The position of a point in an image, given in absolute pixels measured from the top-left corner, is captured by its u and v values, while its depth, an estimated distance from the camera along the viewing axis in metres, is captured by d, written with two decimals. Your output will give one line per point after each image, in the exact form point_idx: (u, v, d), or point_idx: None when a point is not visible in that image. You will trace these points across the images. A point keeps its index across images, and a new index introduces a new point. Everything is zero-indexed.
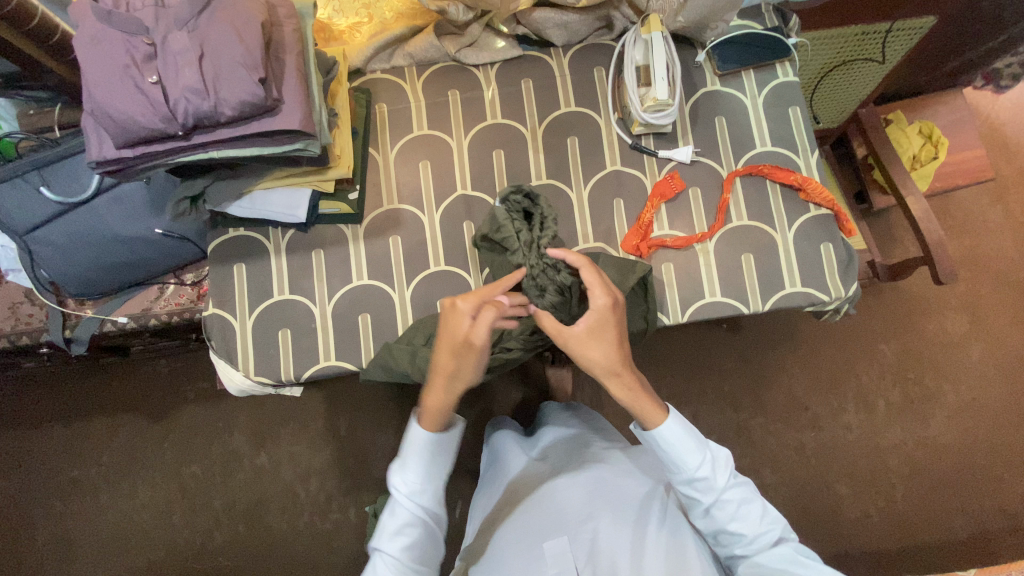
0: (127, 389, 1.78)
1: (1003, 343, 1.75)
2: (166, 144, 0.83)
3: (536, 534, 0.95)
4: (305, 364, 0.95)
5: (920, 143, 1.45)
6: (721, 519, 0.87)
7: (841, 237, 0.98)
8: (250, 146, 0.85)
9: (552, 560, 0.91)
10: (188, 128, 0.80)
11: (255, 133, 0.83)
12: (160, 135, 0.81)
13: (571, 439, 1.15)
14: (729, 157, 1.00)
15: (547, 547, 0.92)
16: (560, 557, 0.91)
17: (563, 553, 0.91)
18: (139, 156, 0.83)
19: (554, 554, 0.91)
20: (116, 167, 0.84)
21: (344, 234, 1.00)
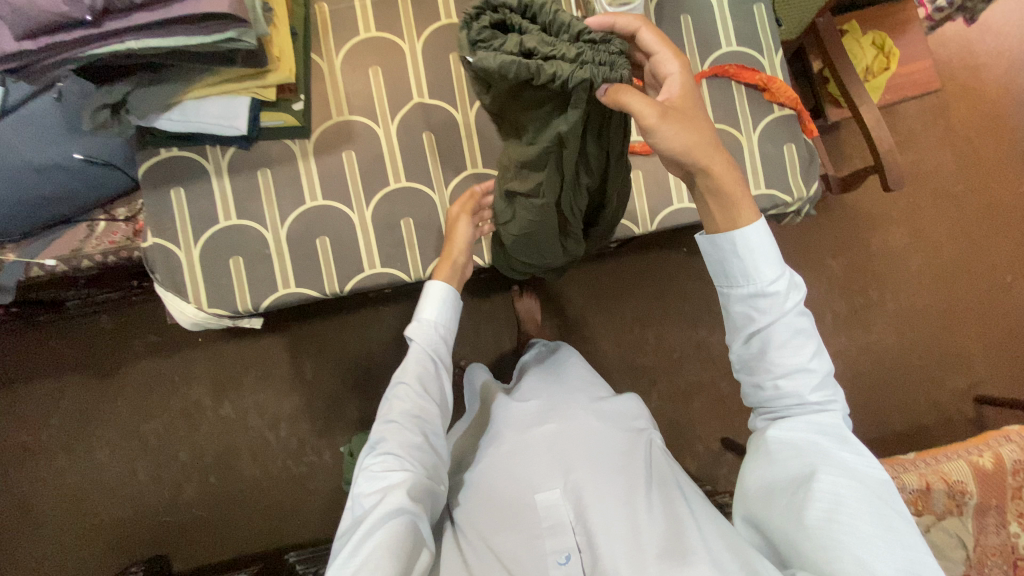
0: (68, 348, 1.66)
1: (938, 252, 1.88)
2: (70, 35, 0.71)
3: (524, 487, 1.00)
4: (263, 292, 0.89)
5: (874, 55, 1.47)
6: (756, 338, 0.74)
7: (803, 139, 0.97)
8: (173, 35, 0.74)
9: (550, 529, 0.95)
10: (98, 12, 0.70)
11: (176, 18, 0.72)
12: (64, 23, 0.70)
13: (548, 390, 1.17)
14: (695, 58, 0.96)
15: (539, 499, 0.97)
16: (552, 510, 0.96)
17: (559, 522, 0.95)
18: (42, 50, 0.72)
19: (545, 505, 0.97)
20: (16, 63, 0.73)
21: (292, 151, 0.91)
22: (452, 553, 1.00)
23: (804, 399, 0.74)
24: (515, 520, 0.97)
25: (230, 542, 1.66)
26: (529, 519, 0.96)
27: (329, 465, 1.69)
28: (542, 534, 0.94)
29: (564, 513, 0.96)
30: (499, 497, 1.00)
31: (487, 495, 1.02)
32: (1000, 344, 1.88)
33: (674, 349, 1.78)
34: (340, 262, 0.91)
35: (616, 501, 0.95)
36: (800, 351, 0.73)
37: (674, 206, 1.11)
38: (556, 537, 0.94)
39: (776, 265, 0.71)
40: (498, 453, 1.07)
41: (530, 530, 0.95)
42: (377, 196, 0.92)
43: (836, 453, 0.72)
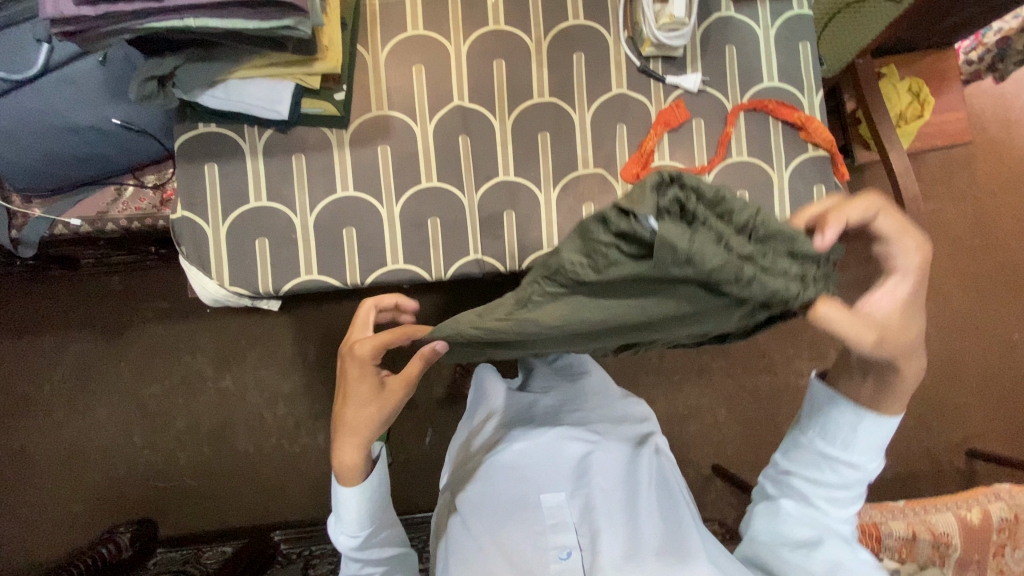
0: (80, 305, 1.68)
1: (948, 302, 1.88)
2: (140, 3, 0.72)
3: (531, 489, 1.01)
4: (285, 277, 0.89)
5: (908, 101, 1.47)
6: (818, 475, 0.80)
7: (834, 182, 0.97)
8: (231, 18, 0.74)
9: (549, 511, 0.98)
10: None
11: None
12: None
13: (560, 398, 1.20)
14: (735, 90, 0.96)
15: (544, 500, 0.99)
16: (555, 510, 0.98)
17: (560, 506, 0.98)
18: (102, 16, 0.72)
19: (550, 506, 0.98)
20: (73, 27, 0.74)
21: (328, 139, 0.91)
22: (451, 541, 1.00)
23: (839, 507, 0.80)
24: (519, 516, 0.97)
25: (217, 515, 1.67)
26: (533, 517, 0.97)
27: (322, 448, 1.70)
28: (546, 530, 0.95)
29: (568, 514, 0.97)
30: (505, 492, 1.01)
31: (491, 487, 1.02)
32: (999, 401, 1.88)
33: (675, 370, 1.79)
34: (364, 254, 0.91)
35: (622, 511, 0.97)
36: (854, 490, 0.79)
37: None
38: (554, 518, 0.97)
39: (874, 446, 0.76)
40: (507, 450, 1.07)
41: (534, 527, 0.96)
42: (408, 193, 0.93)
43: (838, 544, 0.78)
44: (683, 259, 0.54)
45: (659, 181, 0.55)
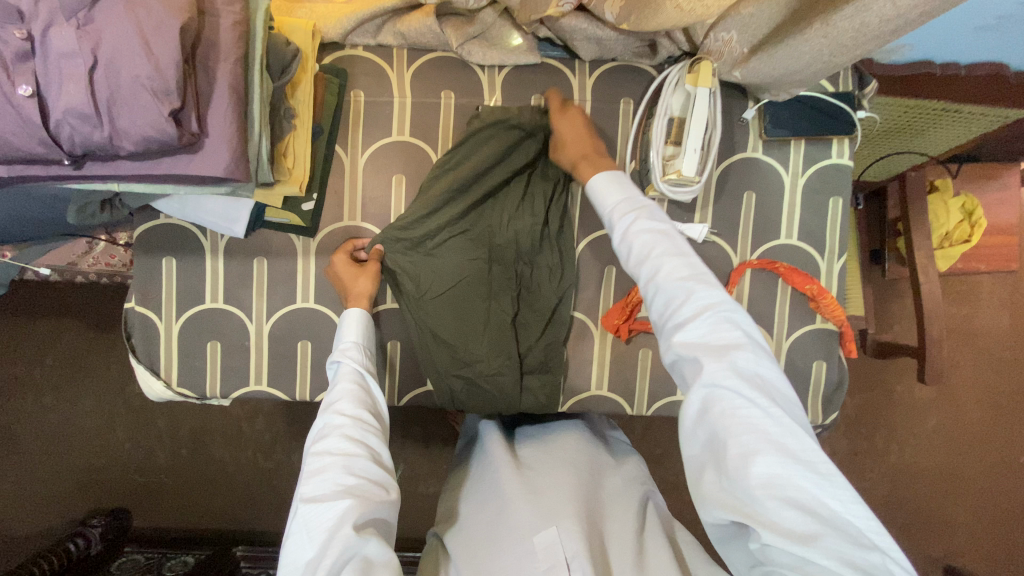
0: (75, 298, 1.69)
1: (962, 415, 1.77)
2: (45, 167, 0.69)
3: (520, 525, 0.80)
4: (234, 385, 0.85)
5: (958, 220, 1.32)
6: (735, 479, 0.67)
7: (838, 359, 0.87)
8: (165, 181, 0.74)
9: (542, 553, 0.76)
10: (77, 156, 0.67)
11: (169, 169, 0.71)
12: (40, 158, 0.67)
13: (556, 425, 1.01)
14: (745, 243, 0.86)
15: (536, 541, 0.77)
16: (550, 549, 0.75)
17: (554, 544, 0.76)
18: (13, 176, 0.69)
19: (544, 546, 0.76)
20: None
21: (294, 245, 0.86)
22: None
23: (781, 428, 0.65)
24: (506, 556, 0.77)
25: (188, 515, 1.73)
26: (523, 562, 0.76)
27: (294, 468, 1.73)
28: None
29: (565, 551, 0.75)
30: (490, 530, 0.82)
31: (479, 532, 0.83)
32: (995, 524, 1.79)
33: (657, 445, 1.74)
34: (317, 370, 0.86)
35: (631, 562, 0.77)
36: (743, 409, 0.65)
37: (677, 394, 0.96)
38: (548, 561, 0.75)
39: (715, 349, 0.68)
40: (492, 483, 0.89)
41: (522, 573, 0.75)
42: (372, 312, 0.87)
43: (799, 479, 0.62)
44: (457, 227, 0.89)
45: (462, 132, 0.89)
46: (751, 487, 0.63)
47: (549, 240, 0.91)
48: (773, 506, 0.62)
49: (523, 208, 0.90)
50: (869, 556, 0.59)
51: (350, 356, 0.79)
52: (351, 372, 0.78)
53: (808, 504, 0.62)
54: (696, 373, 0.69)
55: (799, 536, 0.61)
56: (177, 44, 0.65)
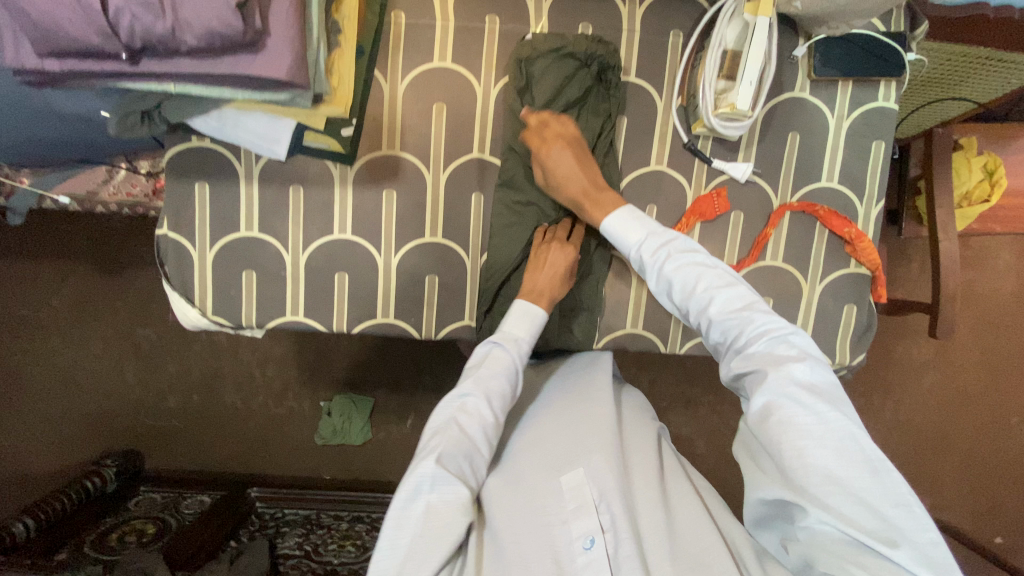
0: (80, 239, 1.66)
1: (959, 376, 1.82)
2: (100, 64, 0.65)
3: (547, 469, 0.83)
4: (270, 315, 0.84)
5: (977, 179, 1.34)
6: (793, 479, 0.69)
7: (868, 304, 0.88)
8: (220, 87, 0.68)
9: (571, 493, 0.79)
10: (134, 50, 0.64)
11: (224, 73, 0.66)
12: (96, 52, 0.63)
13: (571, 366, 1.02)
14: (787, 184, 0.85)
15: (564, 481, 0.80)
16: (577, 490, 0.79)
17: (581, 485, 0.79)
18: (66, 72, 0.65)
19: (572, 486, 0.80)
20: (36, 77, 0.66)
21: (330, 174, 0.83)
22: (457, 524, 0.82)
23: (835, 422, 0.67)
24: (540, 497, 0.80)
25: (201, 458, 1.74)
26: (553, 503, 0.79)
27: (306, 414, 1.74)
28: (568, 517, 0.77)
29: (593, 493, 0.78)
30: (519, 471, 0.84)
31: (505, 471, 0.85)
32: (982, 481, 1.86)
33: (664, 397, 1.78)
34: (353, 303, 0.85)
35: (655, 499, 0.80)
36: (815, 422, 0.67)
37: None
38: (576, 501, 0.78)
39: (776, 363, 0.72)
40: (520, 435, 0.90)
41: (553, 513, 0.78)
42: (410, 244, 0.85)
43: (854, 468, 0.65)
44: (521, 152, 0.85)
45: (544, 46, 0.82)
46: (806, 477, 0.66)
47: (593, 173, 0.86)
48: (834, 498, 0.64)
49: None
50: (930, 549, 0.62)
51: (516, 352, 0.82)
52: (510, 366, 0.81)
53: (863, 493, 0.64)
54: (760, 382, 0.72)
55: (865, 531, 0.63)
56: None
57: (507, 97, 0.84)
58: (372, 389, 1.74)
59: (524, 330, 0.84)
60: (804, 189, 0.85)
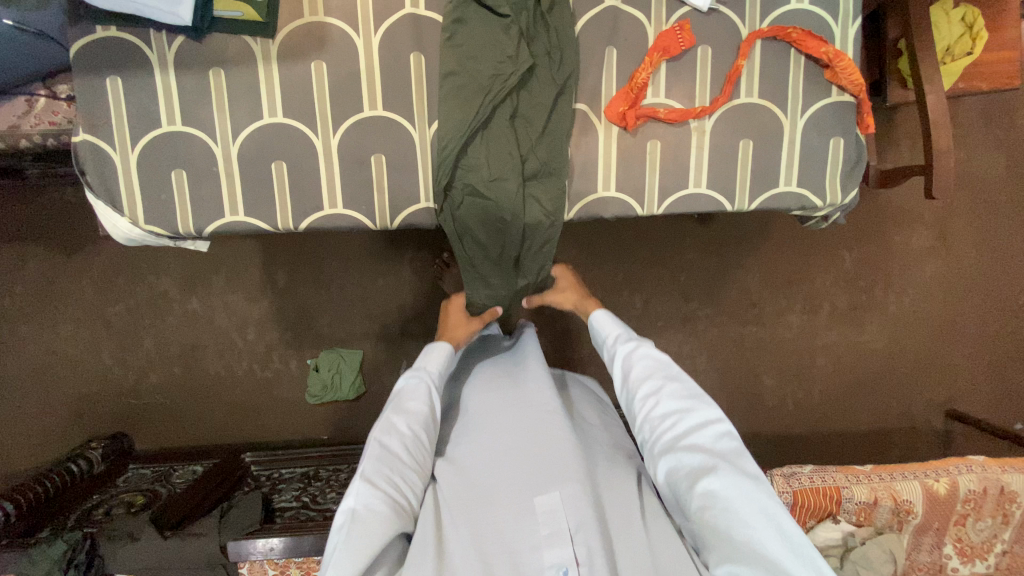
0: (31, 219, 1.57)
1: (960, 262, 1.76)
2: None
3: (521, 490, 0.81)
4: (207, 217, 0.77)
5: (957, 33, 1.27)
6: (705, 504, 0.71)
7: (855, 135, 0.81)
8: None
9: (544, 518, 0.78)
10: None
11: None
12: None
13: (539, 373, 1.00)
14: (754, 11, 0.78)
15: (539, 503, 0.79)
16: (552, 515, 0.78)
17: (555, 509, 0.78)
18: None
19: (545, 510, 0.78)
20: None
21: (251, 52, 0.74)
22: (428, 527, 0.79)
23: (751, 505, 0.69)
24: (510, 524, 0.78)
25: (192, 433, 1.69)
26: (526, 523, 0.78)
27: (294, 376, 1.68)
28: (540, 543, 0.76)
29: (567, 519, 0.77)
30: (490, 496, 0.81)
31: (477, 491, 0.82)
32: (992, 366, 1.82)
33: (659, 316, 1.72)
34: (297, 195, 0.78)
35: (632, 523, 0.80)
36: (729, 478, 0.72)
37: (687, 191, 0.81)
38: (549, 526, 0.77)
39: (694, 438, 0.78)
40: (491, 451, 0.87)
41: (527, 538, 0.77)
42: (348, 123, 0.76)
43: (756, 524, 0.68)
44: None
45: None
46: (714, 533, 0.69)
47: (546, 18, 0.75)
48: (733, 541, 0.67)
49: None
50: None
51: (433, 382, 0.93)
52: (428, 394, 0.90)
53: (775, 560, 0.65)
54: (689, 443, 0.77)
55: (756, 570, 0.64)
56: None
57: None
58: (358, 342, 1.68)
59: (437, 363, 0.97)
60: (774, 14, 0.78)
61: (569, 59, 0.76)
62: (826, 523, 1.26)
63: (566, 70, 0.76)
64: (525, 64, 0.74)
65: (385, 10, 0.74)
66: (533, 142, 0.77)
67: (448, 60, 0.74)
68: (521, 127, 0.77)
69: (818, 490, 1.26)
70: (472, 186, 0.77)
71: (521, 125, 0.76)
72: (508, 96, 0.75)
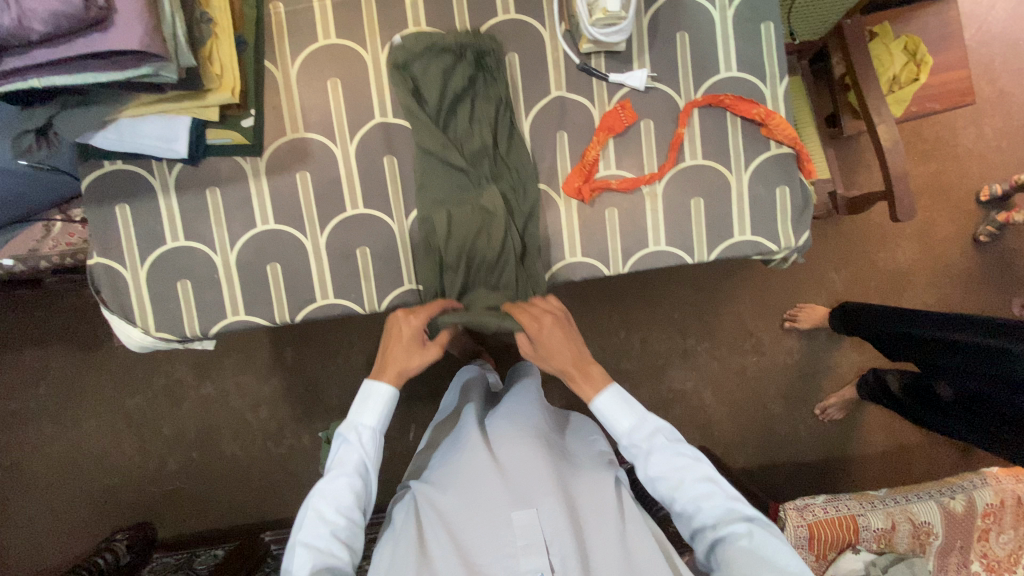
0: (54, 321, 1.67)
1: (952, 270, 1.77)
2: None
3: (502, 502, 0.84)
4: (211, 319, 0.84)
5: (902, 62, 1.34)
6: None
7: (799, 181, 0.87)
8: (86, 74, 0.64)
9: (520, 531, 0.81)
10: None
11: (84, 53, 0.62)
12: None
13: (528, 400, 1.04)
14: (688, 83, 0.86)
15: (516, 518, 0.82)
16: (527, 528, 0.81)
17: (531, 523, 0.81)
18: None
19: (521, 525, 0.81)
20: None
21: (242, 170, 0.83)
22: (409, 546, 0.83)
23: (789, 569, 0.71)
24: (487, 539, 0.81)
25: (211, 516, 1.71)
26: (504, 536, 0.81)
27: (306, 449, 1.72)
28: (516, 553, 0.79)
29: (542, 532, 0.81)
30: (475, 515, 0.84)
31: (459, 509, 0.86)
32: None
33: (658, 354, 1.75)
34: (291, 291, 0.85)
35: (609, 532, 0.84)
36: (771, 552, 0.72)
37: (647, 250, 0.87)
38: (525, 539, 0.80)
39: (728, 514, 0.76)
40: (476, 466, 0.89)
41: (504, 548, 0.80)
42: (333, 222, 0.84)
43: None
44: (429, 151, 0.83)
45: (420, 47, 0.82)
46: None
47: (504, 158, 0.86)
48: None
49: (472, 128, 0.85)
50: None
51: (361, 450, 0.82)
52: (354, 465, 0.81)
53: None
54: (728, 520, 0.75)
55: None
56: None
57: (399, 98, 0.82)
58: None
59: (370, 419, 0.84)
60: (706, 84, 0.86)
61: (531, 189, 0.86)
62: (847, 553, 1.24)
63: (530, 196, 0.85)
64: (484, 185, 0.85)
65: (358, 122, 0.84)
66: (501, 242, 0.85)
67: (423, 204, 0.84)
68: (488, 233, 0.85)
69: (834, 520, 1.25)
70: (463, 281, 0.87)
71: (506, 253, 0.85)
72: (481, 220, 0.84)
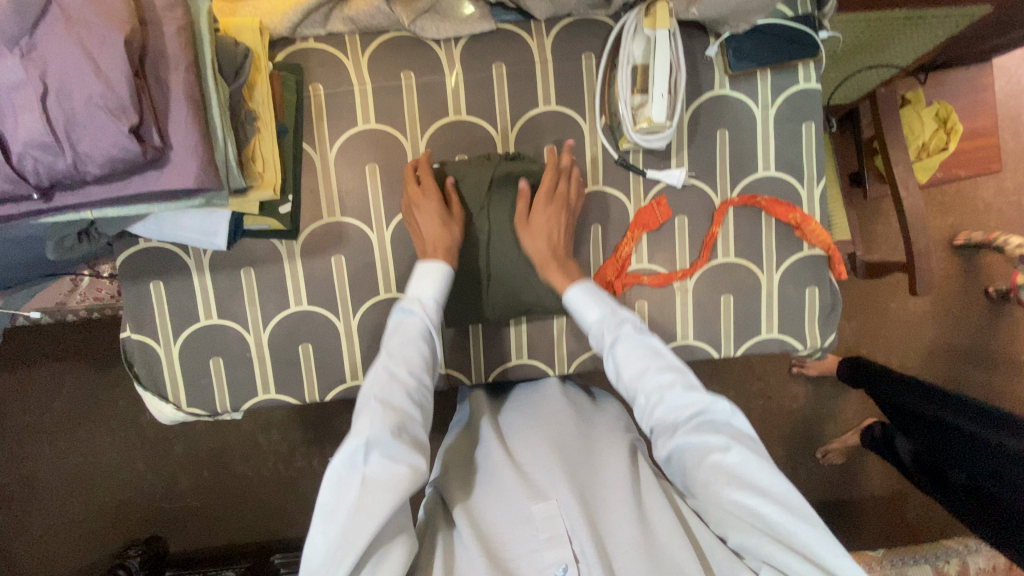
0: (70, 338, 1.68)
1: (962, 322, 1.79)
2: (17, 204, 0.68)
3: (518, 491, 0.78)
4: (242, 396, 0.87)
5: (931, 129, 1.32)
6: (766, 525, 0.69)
7: (830, 283, 0.90)
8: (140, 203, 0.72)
9: (541, 520, 0.74)
10: (46, 187, 0.67)
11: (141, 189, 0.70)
12: (11, 198, 0.67)
13: (540, 395, 0.99)
14: (725, 183, 0.89)
15: (534, 507, 0.75)
16: (548, 517, 0.74)
17: (551, 511, 0.74)
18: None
19: (542, 514, 0.74)
20: None
21: (277, 252, 0.86)
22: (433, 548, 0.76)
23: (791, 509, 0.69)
24: (508, 530, 0.75)
25: (220, 534, 1.75)
26: (523, 526, 0.74)
27: (316, 472, 1.75)
28: (539, 545, 0.72)
29: (563, 520, 0.74)
30: (493, 507, 0.78)
31: (479, 505, 0.80)
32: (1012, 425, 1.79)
33: None
34: (321, 369, 0.88)
35: (632, 515, 0.75)
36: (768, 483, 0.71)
37: (676, 342, 0.90)
38: (547, 528, 0.73)
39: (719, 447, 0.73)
40: (492, 464, 0.85)
41: (526, 541, 0.73)
42: (366, 305, 0.88)
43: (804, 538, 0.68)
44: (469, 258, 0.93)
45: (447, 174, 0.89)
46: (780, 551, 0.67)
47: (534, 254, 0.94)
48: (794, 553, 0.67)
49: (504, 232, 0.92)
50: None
51: (425, 315, 0.80)
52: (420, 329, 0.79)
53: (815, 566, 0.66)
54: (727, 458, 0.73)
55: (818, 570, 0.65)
56: (124, 57, 0.64)
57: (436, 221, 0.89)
58: None
59: (430, 291, 0.82)
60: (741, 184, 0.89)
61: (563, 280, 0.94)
62: None
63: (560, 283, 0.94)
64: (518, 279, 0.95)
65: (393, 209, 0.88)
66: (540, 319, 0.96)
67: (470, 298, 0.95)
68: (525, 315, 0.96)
69: None
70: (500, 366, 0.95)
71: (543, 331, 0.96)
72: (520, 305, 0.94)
